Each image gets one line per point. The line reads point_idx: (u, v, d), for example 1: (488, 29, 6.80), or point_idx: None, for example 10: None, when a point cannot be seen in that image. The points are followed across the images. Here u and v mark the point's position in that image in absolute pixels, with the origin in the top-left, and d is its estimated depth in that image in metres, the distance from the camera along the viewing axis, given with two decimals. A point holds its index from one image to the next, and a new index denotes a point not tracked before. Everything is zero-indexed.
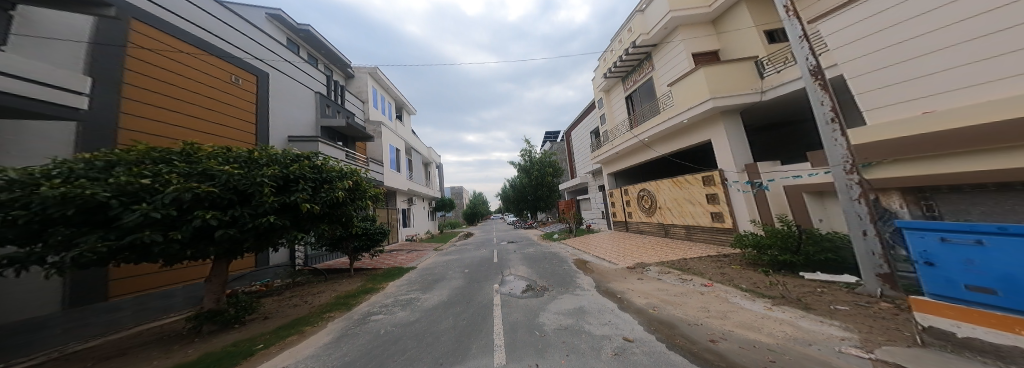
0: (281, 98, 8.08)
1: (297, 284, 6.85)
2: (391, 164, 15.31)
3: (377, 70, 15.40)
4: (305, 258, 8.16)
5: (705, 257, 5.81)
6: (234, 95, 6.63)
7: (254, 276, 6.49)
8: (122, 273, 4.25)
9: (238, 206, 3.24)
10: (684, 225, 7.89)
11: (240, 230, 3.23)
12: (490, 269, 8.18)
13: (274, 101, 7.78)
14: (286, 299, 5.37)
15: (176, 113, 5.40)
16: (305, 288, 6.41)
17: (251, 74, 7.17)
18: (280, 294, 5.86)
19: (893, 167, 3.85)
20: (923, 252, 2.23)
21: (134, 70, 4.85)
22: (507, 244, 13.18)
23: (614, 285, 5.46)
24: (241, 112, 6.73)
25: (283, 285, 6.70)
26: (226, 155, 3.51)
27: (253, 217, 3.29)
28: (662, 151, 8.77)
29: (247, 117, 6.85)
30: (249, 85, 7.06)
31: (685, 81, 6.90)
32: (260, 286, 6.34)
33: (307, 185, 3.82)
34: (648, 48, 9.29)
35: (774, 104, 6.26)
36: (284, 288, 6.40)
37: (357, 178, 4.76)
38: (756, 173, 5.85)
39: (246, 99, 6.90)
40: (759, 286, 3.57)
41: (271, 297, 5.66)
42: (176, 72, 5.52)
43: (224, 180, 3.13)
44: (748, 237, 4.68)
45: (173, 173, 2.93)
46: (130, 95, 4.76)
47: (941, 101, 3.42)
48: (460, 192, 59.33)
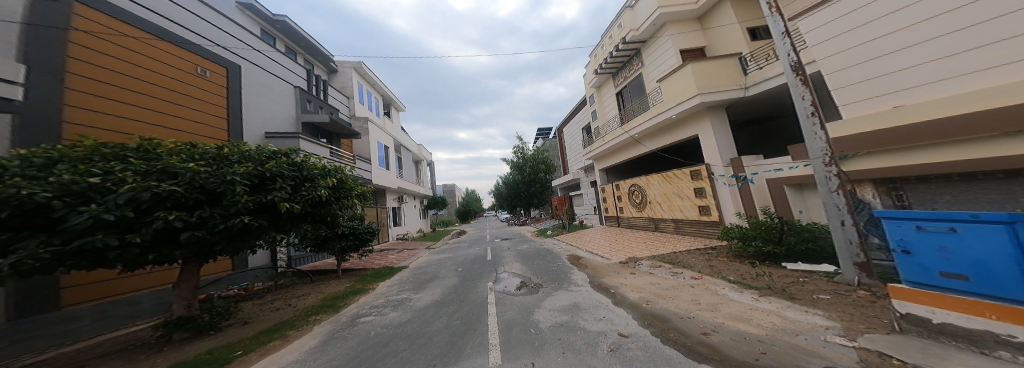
0: (256, 92, 7.74)
1: (282, 287, 6.61)
2: (380, 162, 14.96)
3: (363, 65, 14.93)
4: (288, 259, 7.90)
5: (695, 250, 5.93)
6: (200, 88, 6.30)
7: (231, 279, 6.27)
8: (74, 280, 3.99)
9: (205, 206, 3.08)
10: (673, 219, 8.04)
11: (208, 232, 3.07)
12: (484, 267, 8.13)
13: (248, 95, 7.44)
14: (269, 303, 5.17)
15: (132, 105, 5.08)
16: (290, 290, 6.18)
17: (220, 65, 6.84)
18: (263, 298, 5.65)
19: (869, 159, 3.99)
20: (901, 240, 2.31)
21: (79, 59, 4.52)
22: (501, 241, 13.14)
23: (607, 280, 5.51)
24: (209, 106, 6.40)
25: (264, 288, 6.41)
26: (192, 152, 3.32)
27: (223, 218, 3.13)
28: (651, 146, 8.88)
29: (215, 111, 6.53)
30: (217, 77, 6.73)
31: (672, 77, 6.95)
32: (238, 289, 6.05)
33: (284, 183, 3.66)
34: (636, 44, 9.35)
35: (758, 99, 6.39)
36: (267, 292, 6.15)
37: (341, 176, 4.59)
38: (740, 166, 6.01)
39: (214, 92, 6.57)
40: (745, 278, 3.65)
41: (253, 301, 5.43)
42: (130, 62, 5.19)
43: (188, 179, 2.96)
44: (732, 230, 4.79)
45: (129, 172, 2.75)
46: (75, 85, 4.43)
47: (911, 94, 3.55)
48: (452, 190, 58.78)
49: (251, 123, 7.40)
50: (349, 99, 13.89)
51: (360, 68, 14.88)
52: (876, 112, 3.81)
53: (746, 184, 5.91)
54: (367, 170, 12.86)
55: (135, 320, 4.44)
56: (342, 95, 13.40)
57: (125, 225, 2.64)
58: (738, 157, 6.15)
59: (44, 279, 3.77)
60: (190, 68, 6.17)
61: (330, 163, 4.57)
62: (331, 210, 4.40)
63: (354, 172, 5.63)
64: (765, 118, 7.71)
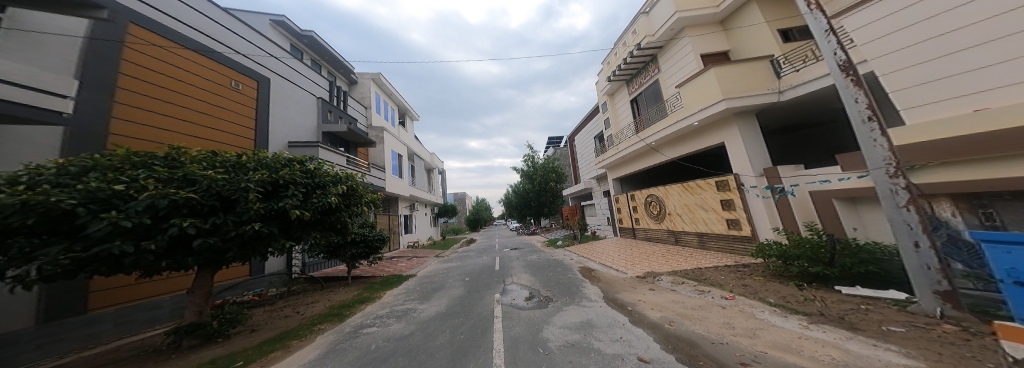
0: (282, 103, 8.01)
1: (292, 293, 6.61)
2: (394, 169, 15.19)
3: (381, 76, 15.45)
4: (302, 265, 8.00)
5: (721, 267, 5.44)
6: (233, 100, 6.54)
7: (248, 285, 6.32)
8: (103, 285, 4.07)
9: (219, 213, 3.03)
10: (696, 232, 7.51)
11: (221, 239, 3.02)
12: (492, 277, 7.85)
13: (275, 106, 7.72)
14: (279, 310, 5.12)
15: (170, 118, 5.29)
16: (300, 297, 6.15)
17: (253, 79, 7.12)
18: (274, 304, 5.64)
19: (946, 171, 3.46)
20: (1010, 269, 2.16)
21: (128, 74, 4.77)
22: (510, 250, 12.83)
23: (623, 296, 5.10)
24: (240, 118, 6.62)
25: (276, 294, 6.46)
26: (211, 160, 3.33)
27: (236, 225, 3.07)
28: (670, 154, 8.45)
29: (245, 122, 6.75)
30: (249, 90, 6.99)
31: (695, 82, 6.61)
32: (252, 295, 6.10)
33: (297, 190, 3.61)
34: (653, 50, 9.09)
35: (792, 104, 5.94)
36: (279, 298, 6.14)
37: (352, 183, 4.52)
38: (777, 177, 5.47)
39: (244, 104, 6.80)
40: (790, 302, 3.23)
41: (264, 307, 5.42)
42: (172, 77, 5.45)
43: (205, 186, 2.93)
44: (772, 246, 4.31)
45: (151, 179, 2.74)
46: (123, 99, 4.66)
47: (997, 96, 3.08)
48: (463, 198, 59.10)
49: (276, 132, 7.63)
50: (366, 109, 14.33)
51: (378, 79, 15.40)
52: (950, 116, 3.35)
53: (783, 196, 5.39)
54: (380, 177, 13.05)
55: (153, 324, 4.49)
56: (361, 105, 13.85)
57: (142, 231, 2.61)
58: (772, 167, 5.68)
59: (73, 283, 3.83)
60: (225, 81, 6.44)
61: (341, 171, 4.51)
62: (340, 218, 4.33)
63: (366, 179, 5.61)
64: (798, 125, 7.18)
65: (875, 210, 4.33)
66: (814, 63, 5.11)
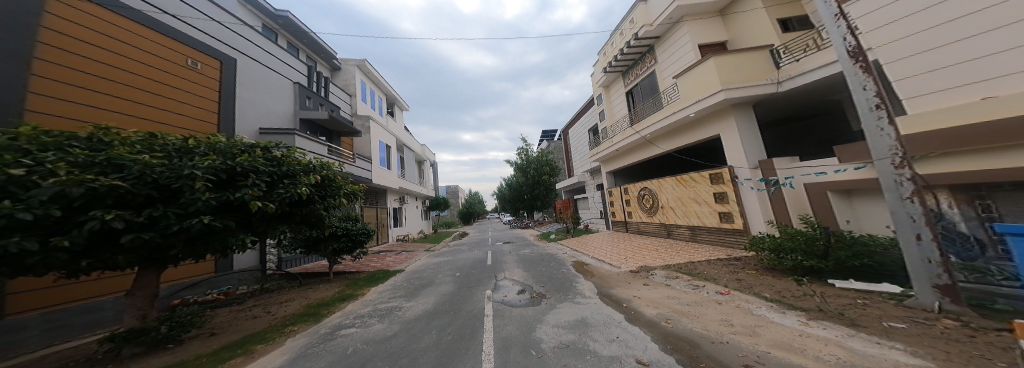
0: (251, 87, 7.55)
1: (262, 290, 6.33)
2: (382, 162, 14.74)
3: (367, 63, 14.83)
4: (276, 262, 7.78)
5: (715, 261, 5.40)
6: (191, 81, 6.09)
7: (212, 283, 6.02)
8: (24, 286, 3.72)
9: (157, 204, 2.75)
10: (689, 225, 7.50)
11: (160, 234, 2.75)
12: (483, 272, 7.68)
13: (241, 89, 7.26)
14: (246, 310, 4.84)
15: (114, 97, 4.85)
16: (272, 295, 5.87)
17: (215, 58, 6.65)
18: (243, 303, 5.33)
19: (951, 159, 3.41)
20: None
21: (50, 44, 4.26)
22: (503, 245, 12.68)
23: (618, 292, 5.02)
24: (199, 100, 6.18)
25: (246, 293, 6.03)
26: (148, 143, 2.97)
27: (179, 218, 2.81)
28: (665, 147, 8.40)
29: (206, 106, 6.32)
30: (211, 70, 6.53)
31: (693, 73, 6.52)
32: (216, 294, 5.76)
33: (258, 179, 3.36)
34: (650, 40, 8.99)
35: (790, 96, 5.87)
36: (249, 296, 5.83)
37: (328, 173, 4.37)
38: (771, 169, 5.42)
39: (205, 86, 6.36)
40: (787, 297, 3.13)
41: (228, 307, 5.05)
42: (114, 52, 4.97)
43: (140, 174, 2.62)
44: (768, 239, 4.26)
45: (63, 163, 2.36)
46: (43, 72, 4.14)
47: (1008, 83, 3.03)
48: (455, 191, 58.57)
49: (243, 118, 7.24)
50: (351, 98, 13.84)
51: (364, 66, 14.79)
52: (959, 104, 3.29)
53: (776, 188, 5.33)
54: (367, 168, 12.64)
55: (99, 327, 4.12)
56: (344, 93, 13.34)
57: (52, 226, 2.28)
58: (767, 159, 5.61)
59: None
60: (182, 60, 5.97)
61: (316, 160, 4.35)
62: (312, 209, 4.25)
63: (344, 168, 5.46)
64: (792, 117, 7.20)
65: (871, 203, 4.27)
66: (815, 53, 5.01)
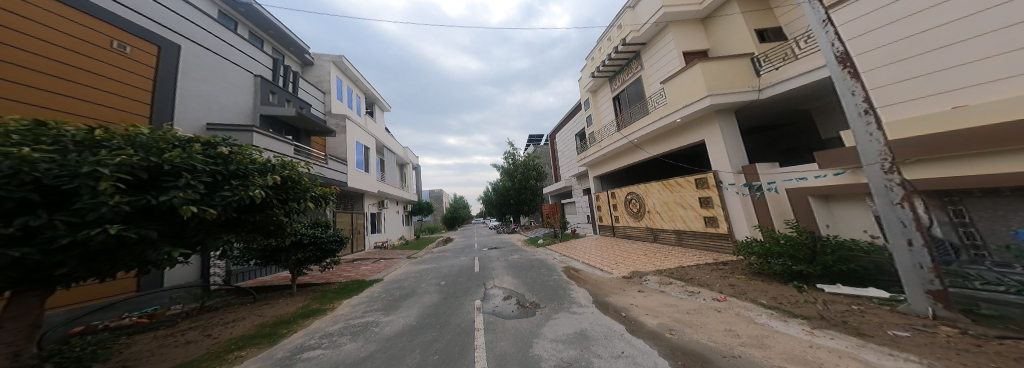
0: (194, 76, 7.29)
1: (205, 309, 5.97)
2: (359, 164, 13.94)
3: (344, 59, 14.04)
4: (223, 275, 7.64)
5: (703, 265, 5.49)
6: (121, 68, 5.79)
7: (131, 305, 5.65)
8: None
9: (41, 210, 2.45)
10: (674, 229, 7.67)
11: (39, 251, 2.42)
12: (471, 280, 7.36)
13: (182, 78, 6.98)
14: (177, 335, 4.64)
15: (20, 84, 4.54)
16: (213, 315, 5.58)
17: (151, 44, 6.37)
18: (173, 327, 5.00)
19: (930, 166, 3.64)
20: None
21: None
22: (489, 250, 12.36)
23: (613, 300, 4.95)
24: (129, 90, 5.86)
25: (177, 313, 5.64)
26: (36, 133, 2.70)
27: (73, 228, 2.55)
28: (652, 151, 8.60)
29: (138, 96, 6.00)
30: (145, 56, 6.23)
31: (679, 79, 6.74)
32: (137, 317, 5.26)
33: (194, 180, 3.36)
34: (637, 46, 9.29)
35: (768, 103, 6.16)
36: (182, 317, 5.51)
37: (285, 174, 4.56)
38: (754, 175, 5.61)
39: (138, 73, 6.05)
40: (783, 303, 3.15)
41: (155, 332, 4.74)
42: (24, 33, 4.69)
43: (16, 173, 2.27)
44: (755, 242, 4.38)
45: None
46: None
47: (972, 94, 3.33)
48: (438, 194, 57.11)
49: (185, 115, 6.95)
50: (325, 95, 13.10)
51: (341, 62, 14.02)
52: (931, 112, 3.56)
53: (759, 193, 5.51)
54: (341, 170, 11.98)
55: None
56: (316, 90, 12.55)
57: None
58: (750, 165, 5.82)
59: None
60: (110, 44, 5.68)
61: (274, 159, 4.65)
62: (257, 214, 4.21)
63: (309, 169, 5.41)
64: (768, 124, 7.58)
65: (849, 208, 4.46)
66: (793, 62, 5.27)
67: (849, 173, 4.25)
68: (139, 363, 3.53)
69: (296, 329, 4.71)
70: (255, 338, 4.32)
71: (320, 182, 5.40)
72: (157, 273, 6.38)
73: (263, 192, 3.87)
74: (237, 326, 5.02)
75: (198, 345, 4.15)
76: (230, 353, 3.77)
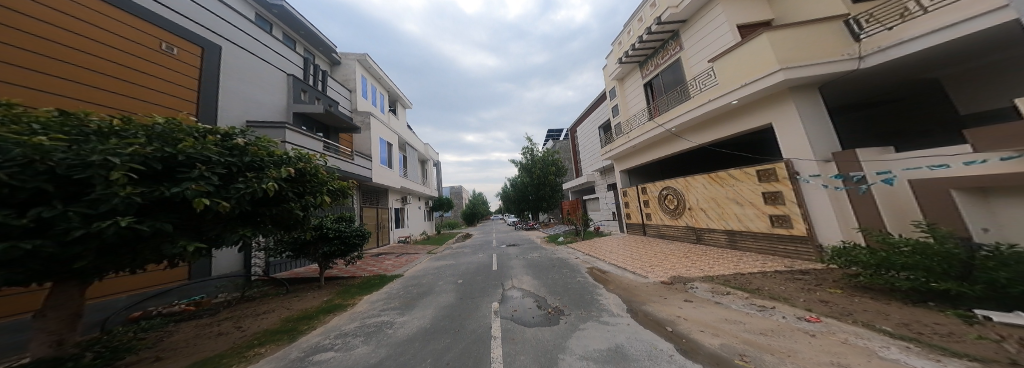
0: (235, 75, 7.43)
1: (242, 300, 6.01)
2: (383, 160, 14.25)
3: (368, 58, 14.39)
4: (263, 266, 7.69)
5: (772, 273, 4.46)
6: (170, 69, 6.00)
7: (184, 292, 5.78)
8: None
9: (56, 201, 2.15)
10: (726, 229, 6.54)
11: (56, 243, 2.13)
12: (488, 279, 6.83)
13: (224, 77, 7.17)
14: (214, 325, 4.62)
15: (82, 85, 4.75)
16: (249, 306, 5.61)
17: (196, 45, 6.60)
18: (214, 316, 5.03)
19: None
20: None
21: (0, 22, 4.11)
22: (507, 248, 11.79)
23: (653, 309, 4.13)
24: (176, 89, 6.05)
25: (220, 303, 5.68)
26: (59, 122, 2.43)
27: (86, 221, 2.23)
28: (696, 140, 7.48)
29: (186, 95, 6.21)
30: (191, 57, 6.44)
31: (739, 52, 5.66)
32: (185, 305, 5.23)
33: (208, 171, 2.93)
34: (675, 25, 8.22)
35: (865, 75, 4.90)
36: (224, 306, 5.60)
37: (303, 166, 4.10)
38: (851, 162, 4.42)
39: (185, 74, 6.26)
40: (925, 334, 2.18)
41: (198, 321, 4.77)
42: (85, 37, 4.92)
43: (29, 163, 2.01)
44: (860, 249, 3.44)
45: None
46: None
47: None
48: (460, 192, 57.79)
49: (228, 113, 7.10)
50: (351, 93, 13.44)
51: (365, 60, 14.37)
52: None
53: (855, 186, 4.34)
54: (367, 167, 12.27)
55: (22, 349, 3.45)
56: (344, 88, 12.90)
57: None
58: (843, 151, 4.62)
59: None
60: (158, 45, 5.88)
61: (294, 151, 4.20)
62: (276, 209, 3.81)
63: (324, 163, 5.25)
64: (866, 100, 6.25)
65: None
66: (917, 18, 4.02)
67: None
68: (173, 352, 3.42)
69: (316, 326, 4.49)
70: (277, 333, 4.12)
71: (337, 176, 5.13)
72: (210, 260, 6.54)
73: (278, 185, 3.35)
74: (265, 319, 4.94)
75: (227, 337, 4.02)
76: (250, 349, 3.56)
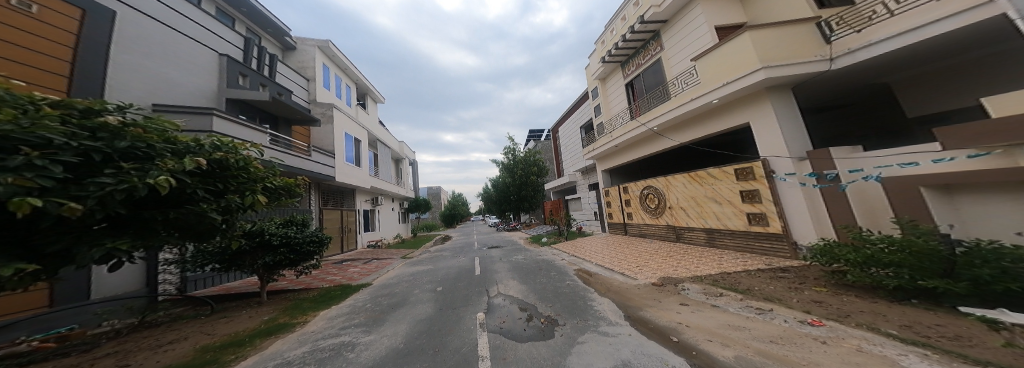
0: (134, 48, 6.36)
1: (140, 326, 4.98)
2: (349, 159, 12.84)
3: (330, 44, 12.80)
4: (178, 284, 6.72)
5: (756, 272, 4.60)
6: (27, 31, 4.74)
7: (38, 324, 4.56)
8: None
9: None
10: (705, 228, 6.87)
11: None
12: (470, 285, 6.34)
13: (115, 46, 6.00)
14: (83, 365, 3.60)
15: None
16: (151, 335, 4.65)
17: (75, 7, 5.35)
18: (87, 353, 4.01)
19: None
20: None
21: None
22: (490, 250, 11.34)
23: (652, 315, 3.97)
24: (41, 59, 4.84)
25: (104, 332, 4.67)
26: None
27: None
28: (677, 139, 7.72)
29: (52, 67, 4.95)
30: (60, 19, 5.16)
31: (720, 52, 5.89)
32: (42, 341, 4.18)
33: (46, 158, 2.15)
34: (656, 25, 8.33)
35: (835, 76, 5.26)
36: (107, 337, 4.53)
37: (219, 155, 3.30)
38: (826, 160, 4.72)
39: (51, 40, 5.00)
40: (933, 338, 2.17)
41: (60, 360, 3.75)
42: None
43: None
44: (843, 247, 3.48)
45: None
46: None
47: None
48: (435, 192, 55.71)
49: (120, 92, 6.00)
50: (309, 82, 11.91)
51: (327, 47, 12.77)
52: None
53: (832, 184, 4.65)
54: (328, 164, 10.94)
55: None
56: (298, 76, 11.36)
57: None
58: (816, 150, 4.95)
59: None
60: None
61: (210, 138, 3.47)
62: (181, 213, 2.97)
63: (271, 160, 4.38)
64: (831, 101, 6.85)
65: (985, 200, 3.31)
66: (884, 22, 4.37)
67: (996, 154, 3.17)
68: None
69: (247, 355, 3.67)
70: None
71: (280, 170, 4.31)
72: (88, 278, 5.41)
73: (174, 179, 2.60)
74: (170, 351, 3.96)
75: None
76: None
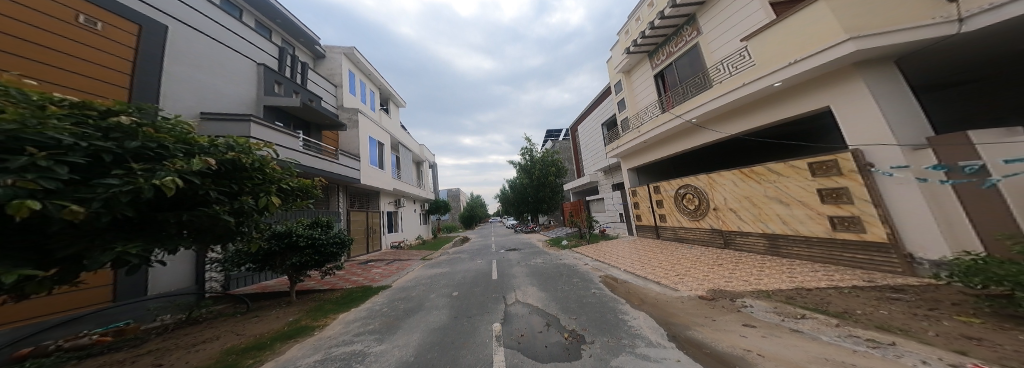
0: (185, 60, 6.72)
1: (186, 324, 5.08)
2: (373, 161, 13.12)
3: (355, 52, 13.22)
4: (222, 281, 6.79)
5: (850, 290, 3.68)
6: (91, 46, 5.07)
7: (100, 319, 4.82)
8: None
9: None
10: (765, 233, 5.95)
11: None
12: (488, 291, 5.86)
13: (168, 58, 6.37)
14: (127, 363, 3.60)
15: None
16: (190, 332, 4.71)
17: (131, 23, 5.71)
18: (136, 349, 4.08)
19: None
20: None
21: None
22: (508, 253, 10.81)
23: (704, 337, 3.20)
24: (103, 71, 5.17)
25: (153, 328, 4.83)
26: None
27: None
28: (723, 131, 6.73)
29: (113, 79, 5.29)
30: (121, 35, 5.52)
31: (785, 27, 4.94)
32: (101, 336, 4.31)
33: (51, 158, 1.95)
34: (692, 7, 7.43)
35: (955, 44, 4.14)
36: (156, 333, 4.68)
37: (235, 156, 3.08)
38: (958, 148, 3.62)
39: (112, 54, 5.34)
40: None
41: (112, 356, 3.83)
42: None
43: None
44: (1008, 265, 2.54)
45: None
46: None
47: None
48: (456, 194, 56.58)
49: (171, 101, 6.32)
50: (337, 88, 12.31)
51: (353, 54, 13.21)
52: None
53: (971, 179, 3.51)
54: (354, 167, 11.18)
55: None
56: (327, 82, 11.78)
57: None
58: (940, 136, 3.84)
59: None
60: (74, 18, 4.95)
61: (228, 139, 3.27)
62: (196, 215, 2.75)
63: (282, 160, 4.24)
64: (941, 79, 5.59)
65: None
66: None
67: None
68: None
69: (264, 360, 3.47)
70: None
71: (295, 171, 4.13)
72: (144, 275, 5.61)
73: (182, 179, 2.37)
74: (199, 352, 3.89)
75: None
76: None
